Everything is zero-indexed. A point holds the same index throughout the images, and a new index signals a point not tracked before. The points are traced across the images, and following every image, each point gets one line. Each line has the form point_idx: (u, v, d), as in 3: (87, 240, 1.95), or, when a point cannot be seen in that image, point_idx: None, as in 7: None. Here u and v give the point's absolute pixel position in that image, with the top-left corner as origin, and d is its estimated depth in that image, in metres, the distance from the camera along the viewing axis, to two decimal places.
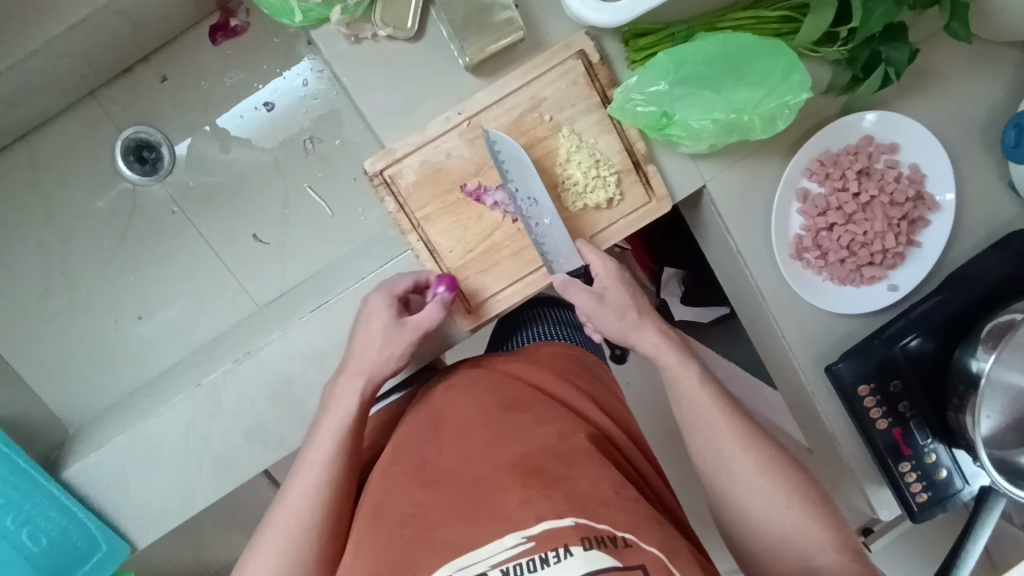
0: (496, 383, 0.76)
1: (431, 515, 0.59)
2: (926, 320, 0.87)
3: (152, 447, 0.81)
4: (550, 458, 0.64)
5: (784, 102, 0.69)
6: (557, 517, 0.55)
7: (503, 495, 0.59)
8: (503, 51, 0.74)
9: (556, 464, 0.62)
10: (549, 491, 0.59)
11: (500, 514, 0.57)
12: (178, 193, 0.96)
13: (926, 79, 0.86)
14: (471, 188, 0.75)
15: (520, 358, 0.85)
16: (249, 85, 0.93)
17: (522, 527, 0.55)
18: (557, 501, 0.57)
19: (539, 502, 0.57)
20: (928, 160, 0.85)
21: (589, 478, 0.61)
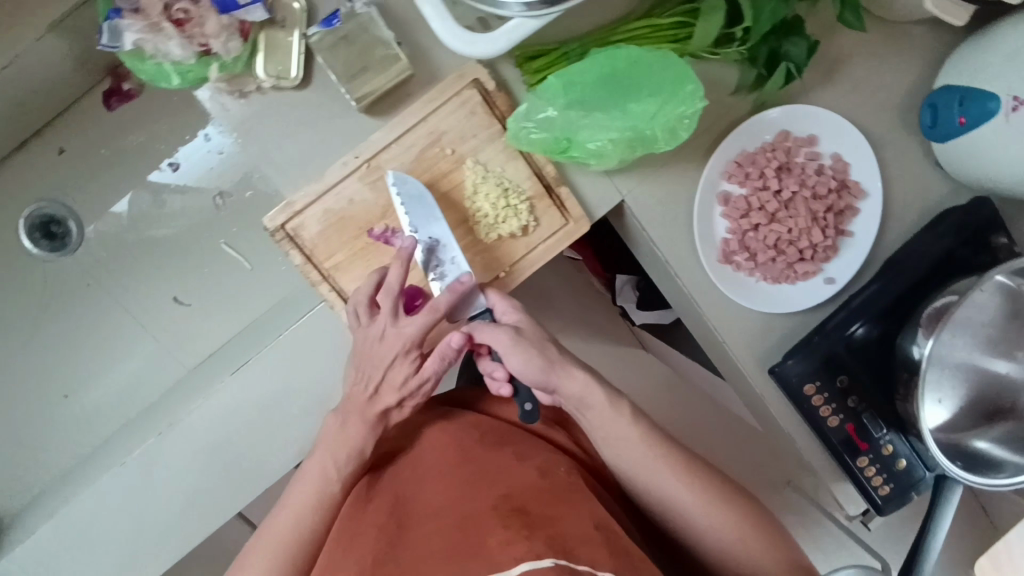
0: (467, 429, 0.76)
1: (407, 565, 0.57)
2: (865, 309, 0.85)
3: (81, 535, 0.78)
4: (531, 499, 0.62)
5: (678, 114, 0.69)
6: (536, 559, 0.51)
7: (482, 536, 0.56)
8: (396, 89, 0.72)
9: (540, 503, 0.61)
10: (529, 532, 0.55)
11: (480, 553, 0.54)
12: (91, 264, 0.95)
13: (836, 67, 0.85)
14: (378, 232, 0.73)
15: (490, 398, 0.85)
16: (152, 146, 0.93)
17: (501, 568, 0.51)
18: (537, 543, 0.54)
19: (518, 539, 0.54)
20: (846, 150, 0.84)
21: (573, 515, 0.59)
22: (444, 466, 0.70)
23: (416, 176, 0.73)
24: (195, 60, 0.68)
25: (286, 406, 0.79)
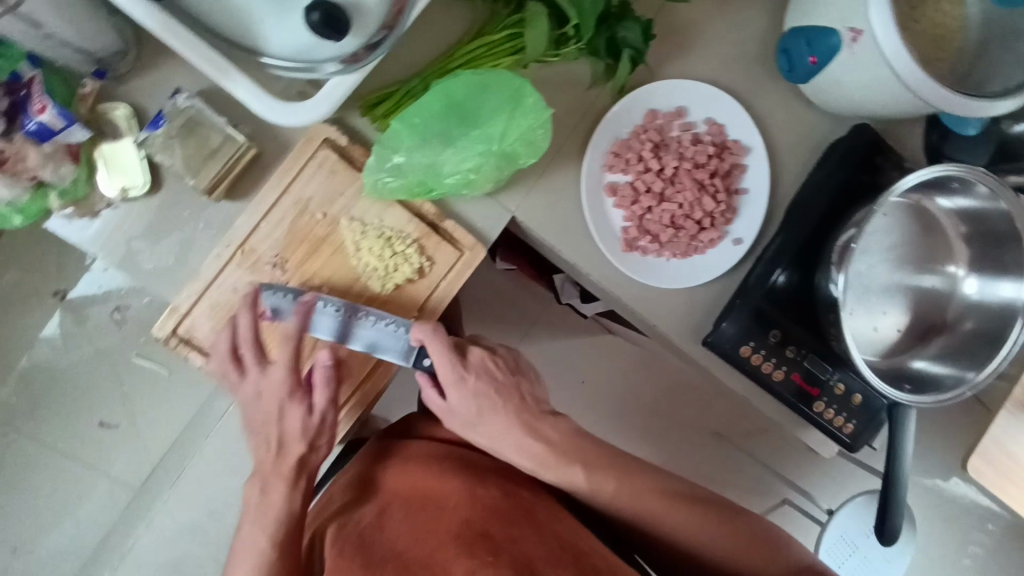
0: (415, 463, 0.74)
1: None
2: (778, 259, 0.85)
3: None
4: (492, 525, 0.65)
5: (523, 134, 0.70)
6: None
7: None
8: (248, 170, 0.71)
9: (503, 531, 0.64)
10: (496, 558, 0.61)
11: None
12: (2, 416, 0.88)
13: (686, 35, 0.85)
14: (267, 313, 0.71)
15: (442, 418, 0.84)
16: (34, 280, 0.88)
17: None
18: (503, 567, 0.60)
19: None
20: (717, 111, 0.84)
21: (536, 539, 0.64)
22: (401, 508, 0.69)
23: (293, 248, 0.72)
24: (31, 195, 0.65)
25: (231, 507, 0.78)
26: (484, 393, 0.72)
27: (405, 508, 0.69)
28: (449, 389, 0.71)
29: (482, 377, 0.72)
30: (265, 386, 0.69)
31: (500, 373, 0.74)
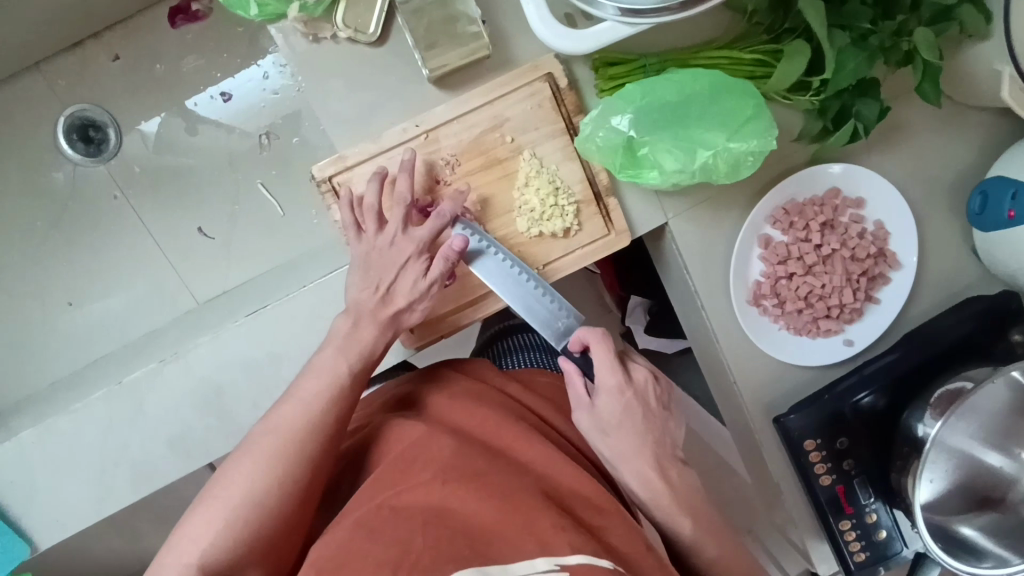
0: (496, 399, 0.71)
1: (449, 525, 0.52)
2: (878, 377, 0.85)
3: (62, 446, 0.76)
4: (580, 497, 0.60)
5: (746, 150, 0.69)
6: (595, 555, 0.51)
7: (534, 511, 0.54)
8: (467, 66, 0.72)
9: (583, 505, 0.59)
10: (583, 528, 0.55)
11: (531, 529, 0.52)
12: (122, 178, 0.93)
13: (898, 136, 0.84)
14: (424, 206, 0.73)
15: (515, 379, 0.79)
16: (207, 72, 0.92)
17: (556, 554, 0.50)
18: (591, 539, 0.53)
19: (573, 532, 0.52)
20: (892, 217, 0.84)
21: (618, 525, 0.58)
22: (473, 428, 0.66)
23: (470, 156, 0.72)
24: None
25: (293, 359, 0.76)
26: (629, 412, 0.66)
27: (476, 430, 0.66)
28: (597, 399, 0.66)
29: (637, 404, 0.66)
30: (400, 243, 0.68)
31: (652, 399, 0.68)
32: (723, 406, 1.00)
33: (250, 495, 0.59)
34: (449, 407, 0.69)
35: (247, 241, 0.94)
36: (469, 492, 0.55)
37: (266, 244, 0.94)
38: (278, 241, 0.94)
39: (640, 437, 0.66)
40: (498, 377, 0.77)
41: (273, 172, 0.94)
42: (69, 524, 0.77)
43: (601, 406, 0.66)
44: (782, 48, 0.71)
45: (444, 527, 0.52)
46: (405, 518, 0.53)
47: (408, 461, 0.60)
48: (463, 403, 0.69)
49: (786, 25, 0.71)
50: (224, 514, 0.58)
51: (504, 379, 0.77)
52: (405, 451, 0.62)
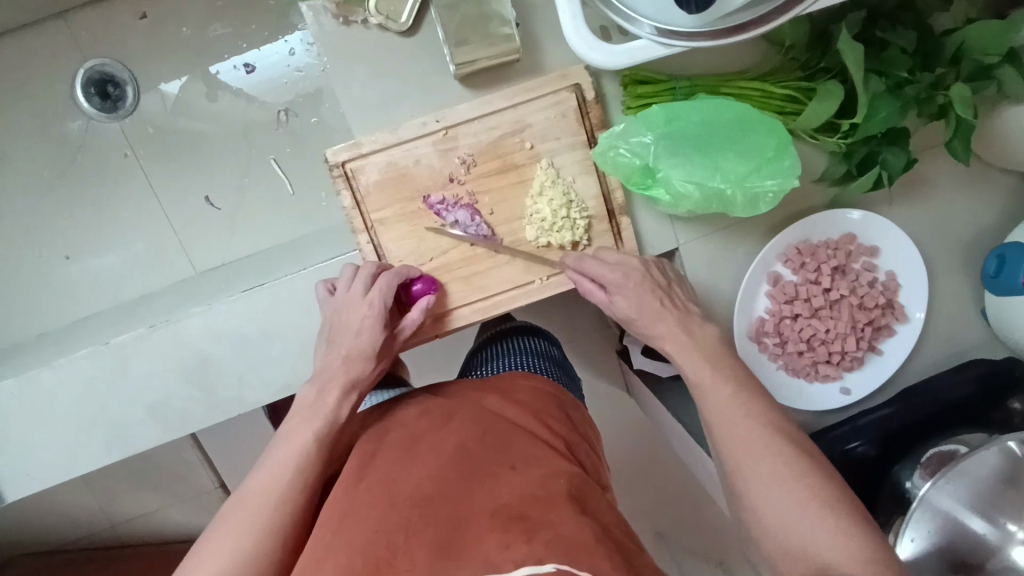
0: (463, 412, 0.68)
1: (390, 558, 0.50)
2: (870, 430, 0.84)
3: (40, 401, 0.74)
4: (533, 496, 0.54)
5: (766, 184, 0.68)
6: (537, 563, 0.46)
7: (480, 536, 0.51)
8: (495, 67, 0.71)
9: (539, 504, 0.53)
10: (532, 535, 0.49)
11: (474, 555, 0.49)
12: (136, 138, 0.92)
13: (922, 188, 0.83)
14: (434, 201, 0.71)
15: (492, 388, 0.75)
16: (232, 41, 0.91)
17: (499, 571, 0.47)
18: (538, 545, 0.48)
19: (519, 545, 0.49)
20: (904, 270, 0.82)
21: (573, 522, 0.51)
22: (432, 442, 0.63)
23: (487, 158, 0.71)
24: None
25: (285, 340, 0.75)
26: (640, 294, 0.69)
27: (434, 445, 0.62)
28: (614, 297, 0.70)
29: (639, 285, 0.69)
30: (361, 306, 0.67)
31: (658, 273, 0.72)
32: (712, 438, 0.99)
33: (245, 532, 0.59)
34: (416, 425, 0.67)
35: (254, 215, 0.93)
36: (414, 524, 0.53)
37: (272, 220, 0.93)
38: (284, 218, 0.94)
39: (658, 314, 0.69)
40: (471, 392, 0.74)
41: (288, 148, 0.93)
42: (44, 479, 0.77)
43: (617, 303, 0.70)
44: (815, 87, 0.70)
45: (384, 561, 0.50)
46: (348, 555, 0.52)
47: (362, 493, 0.58)
48: (429, 421, 0.67)
49: (822, 64, 0.70)
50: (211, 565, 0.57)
51: (480, 392, 0.74)
52: (361, 483, 0.60)
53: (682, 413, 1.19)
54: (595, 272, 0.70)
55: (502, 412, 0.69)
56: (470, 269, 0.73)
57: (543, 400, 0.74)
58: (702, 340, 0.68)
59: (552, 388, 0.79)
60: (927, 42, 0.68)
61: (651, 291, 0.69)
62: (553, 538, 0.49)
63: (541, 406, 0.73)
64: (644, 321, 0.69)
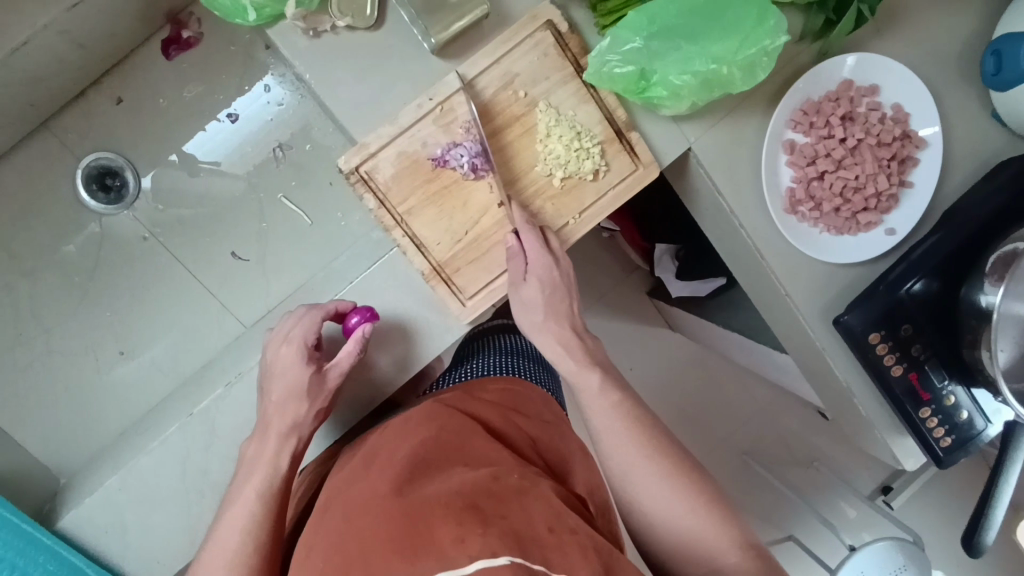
0: (422, 421, 0.72)
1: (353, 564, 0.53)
2: (926, 260, 0.85)
3: (147, 488, 0.75)
4: (487, 495, 0.57)
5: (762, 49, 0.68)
6: (492, 555, 0.49)
7: (430, 525, 0.53)
8: (468, 30, 0.72)
9: (492, 499, 0.56)
10: (486, 528, 0.52)
11: (425, 546, 0.51)
12: (149, 220, 0.94)
13: (898, 16, 0.84)
14: (439, 153, 0.72)
15: (464, 393, 0.83)
16: (209, 98, 0.92)
17: (451, 564, 0.49)
18: (492, 538, 0.51)
19: (472, 534, 0.51)
20: (909, 98, 0.83)
21: (527, 511, 0.55)
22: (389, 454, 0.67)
23: (489, 118, 0.72)
24: None
25: None
26: (554, 284, 0.74)
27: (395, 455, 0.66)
28: (529, 279, 0.73)
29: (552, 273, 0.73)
30: (284, 351, 0.73)
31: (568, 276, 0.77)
32: (774, 326, 1.00)
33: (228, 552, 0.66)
34: (378, 443, 0.71)
35: (279, 258, 0.95)
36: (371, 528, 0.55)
37: (299, 257, 0.95)
38: (309, 249, 0.95)
39: (567, 339, 0.76)
40: (447, 395, 0.82)
41: (293, 182, 0.95)
42: (168, 560, 0.77)
43: (529, 288, 0.73)
44: None
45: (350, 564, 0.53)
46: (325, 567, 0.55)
47: (334, 513, 0.62)
48: (390, 434, 0.71)
49: None
50: None
51: (449, 395, 0.82)
52: (335, 503, 0.64)
53: (735, 320, 1.21)
54: (529, 246, 0.73)
55: (466, 408, 0.77)
56: (476, 251, 0.75)
57: (509, 398, 0.83)
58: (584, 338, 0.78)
59: (516, 386, 0.88)
60: None
61: (562, 295, 0.76)
62: (506, 529, 0.52)
63: (507, 403, 0.82)
64: (552, 328, 0.76)
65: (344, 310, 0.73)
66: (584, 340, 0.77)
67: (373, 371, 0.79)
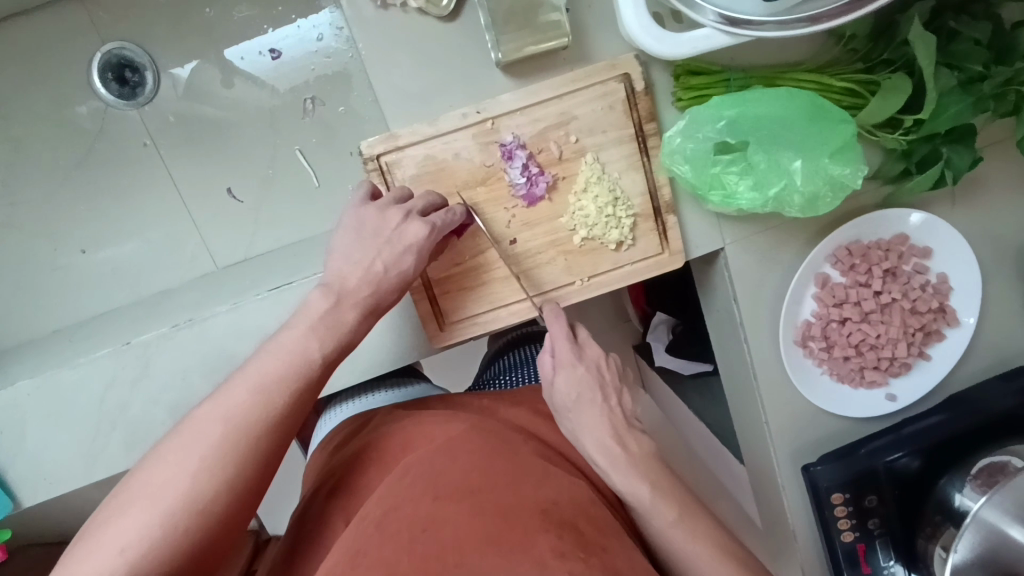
0: (500, 423, 0.65)
1: (435, 545, 0.48)
2: (917, 438, 0.80)
3: (58, 404, 0.71)
4: (581, 516, 0.52)
5: (831, 177, 0.65)
6: None
7: (530, 534, 0.48)
8: (542, 55, 0.67)
9: (589, 525, 0.52)
10: (586, 555, 0.48)
11: (525, 553, 0.46)
12: (156, 126, 0.89)
13: (977, 188, 0.80)
14: (507, 142, 0.67)
15: (519, 402, 0.75)
16: (257, 25, 0.88)
17: None
18: (594, 570, 0.47)
19: (574, 559, 0.47)
20: (957, 272, 0.79)
21: (625, 554, 0.50)
22: (462, 435, 0.60)
23: (530, 150, 0.67)
24: None
25: None
26: (584, 386, 0.61)
27: (478, 438, 0.60)
28: (557, 373, 0.62)
29: (583, 379, 0.61)
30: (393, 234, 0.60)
31: (607, 372, 0.63)
32: (741, 445, 0.96)
33: (186, 487, 0.49)
34: (445, 422, 0.63)
35: (276, 209, 0.92)
36: (463, 515, 0.50)
37: (296, 216, 0.92)
38: (307, 213, 0.92)
39: (601, 422, 0.61)
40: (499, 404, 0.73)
41: (314, 139, 0.91)
42: (58, 480, 0.74)
43: (558, 382, 0.62)
44: (878, 80, 0.67)
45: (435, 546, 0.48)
46: (392, 534, 0.49)
47: (394, 481, 0.56)
48: (457, 419, 0.64)
49: (884, 56, 0.66)
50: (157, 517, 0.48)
51: (508, 404, 0.73)
52: (394, 472, 0.57)
53: (707, 417, 1.17)
54: (555, 339, 0.62)
55: (528, 423, 0.69)
56: (471, 281, 0.71)
57: None
58: (621, 427, 0.62)
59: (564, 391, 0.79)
60: (1003, 36, 0.63)
61: (597, 387, 0.62)
62: (606, 566, 0.47)
63: None
64: (583, 417, 0.61)
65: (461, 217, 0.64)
66: (631, 440, 0.61)
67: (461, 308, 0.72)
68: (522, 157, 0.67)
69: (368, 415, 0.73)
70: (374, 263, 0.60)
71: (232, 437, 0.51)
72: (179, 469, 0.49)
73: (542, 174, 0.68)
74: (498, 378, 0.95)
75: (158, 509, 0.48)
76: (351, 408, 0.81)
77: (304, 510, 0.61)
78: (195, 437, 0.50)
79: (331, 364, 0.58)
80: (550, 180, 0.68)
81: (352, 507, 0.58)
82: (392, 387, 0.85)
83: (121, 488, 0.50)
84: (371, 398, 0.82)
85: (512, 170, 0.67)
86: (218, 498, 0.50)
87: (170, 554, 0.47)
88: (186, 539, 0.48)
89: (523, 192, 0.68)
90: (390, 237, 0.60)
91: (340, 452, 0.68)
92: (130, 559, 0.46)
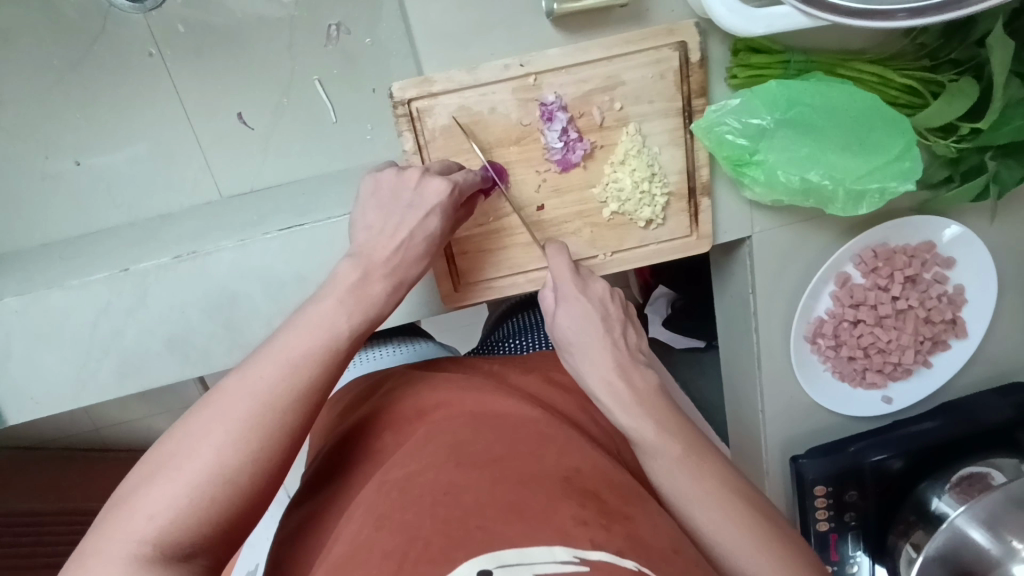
0: (518, 394, 0.64)
1: (452, 506, 0.47)
2: (908, 441, 0.81)
3: (49, 325, 0.68)
4: (604, 485, 0.52)
5: (885, 177, 0.63)
6: (619, 555, 0.44)
7: (552, 500, 0.48)
8: (597, 10, 0.62)
9: (613, 494, 0.51)
10: (608, 522, 0.48)
11: (546, 517, 0.46)
12: (162, 34, 0.83)
13: (1011, 203, 0.78)
14: (549, 101, 0.62)
15: (526, 367, 0.74)
16: None
17: (576, 545, 0.44)
18: (616, 536, 0.46)
19: (596, 527, 0.46)
20: (974, 285, 0.79)
21: (648, 523, 0.49)
22: (482, 409, 0.60)
23: (570, 112, 0.63)
24: None
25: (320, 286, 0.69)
26: (584, 320, 0.58)
27: (498, 414, 0.59)
28: (560, 307, 0.59)
29: (581, 308, 0.58)
30: (421, 195, 0.57)
31: (612, 304, 0.59)
32: (730, 428, 0.98)
33: (210, 457, 0.45)
34: (461, 394, 0.63)
35: (288, 141, 0.87)
36: (483, 479, 0.49)
37: (308, 150, 0.87)
38: (319, 147, 0.87)
39: (630, 393, 0.56)
40: (507, 371, 0.72)
41: (334, 70, 0.85)
42: (46, 401, 0.72)
43: (560, 318, 0.59)
44: (942, 81, 0.63)
45: (455, 507, 0.47)
46: (414, 500, 0.48)
47: (415, 450, 0.55)
48: (474, 392, 0.63)
49: (952, 56, 0.63)
50: (179, 485, 0.44)
51: (519, 372, 0.72)
52: (415, 442, 0.56)
53: (696, 394, 1.18)
54: (557, 272, 0.60)
55: (543, 393, 0.67)
56: (490, 244, 0.68)
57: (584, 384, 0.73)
58: (651, 394, 0.56)
59: None
60: None
61: (600, 319, 0.58)
62: (629, 535, 0.47)
63: (584, 391, 0.71)
64: (585, 348, 0.57)
65: (482, 179, 0.62)
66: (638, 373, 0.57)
67: (477, 272, 0.69)
68: (562, 120, 0.63)
69: (382, 376, 0.75)
70: (400, 227, 0.56)
71: (257, 400, 0.47)
72: (203, 439, 0.45)
73: (584, 142, 0.64)
74: (506, 339, 0.96)
75: (186, 480, 0.44)
76: (359, 368, 0.84)
77: (326, 477, 0.60)
78: (218, 403, 0.47)
79: (360, 341, 0.53)
80: (587, 148, 0.65)
81: (369, 471, 0.57)
82: (400, 345, 0.88)
83: (144, 457, 0.46)
84: (378, 356, 0.85)
85: (550, 133, 0.63)
86: (244, 473, 0.46)
87: (201, 526, 0.44)
88: (216, 508, 0.45)
89: (557, 156, 0.65)
90: (419, 196, 0.57)
91: (355, 415, 0.67)
92: (158, 527, 0.43)
